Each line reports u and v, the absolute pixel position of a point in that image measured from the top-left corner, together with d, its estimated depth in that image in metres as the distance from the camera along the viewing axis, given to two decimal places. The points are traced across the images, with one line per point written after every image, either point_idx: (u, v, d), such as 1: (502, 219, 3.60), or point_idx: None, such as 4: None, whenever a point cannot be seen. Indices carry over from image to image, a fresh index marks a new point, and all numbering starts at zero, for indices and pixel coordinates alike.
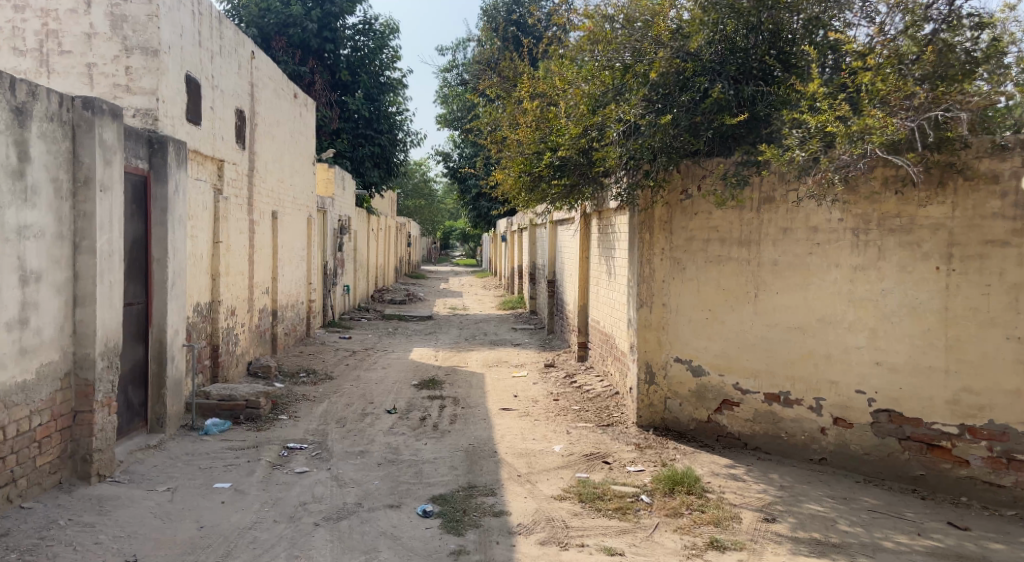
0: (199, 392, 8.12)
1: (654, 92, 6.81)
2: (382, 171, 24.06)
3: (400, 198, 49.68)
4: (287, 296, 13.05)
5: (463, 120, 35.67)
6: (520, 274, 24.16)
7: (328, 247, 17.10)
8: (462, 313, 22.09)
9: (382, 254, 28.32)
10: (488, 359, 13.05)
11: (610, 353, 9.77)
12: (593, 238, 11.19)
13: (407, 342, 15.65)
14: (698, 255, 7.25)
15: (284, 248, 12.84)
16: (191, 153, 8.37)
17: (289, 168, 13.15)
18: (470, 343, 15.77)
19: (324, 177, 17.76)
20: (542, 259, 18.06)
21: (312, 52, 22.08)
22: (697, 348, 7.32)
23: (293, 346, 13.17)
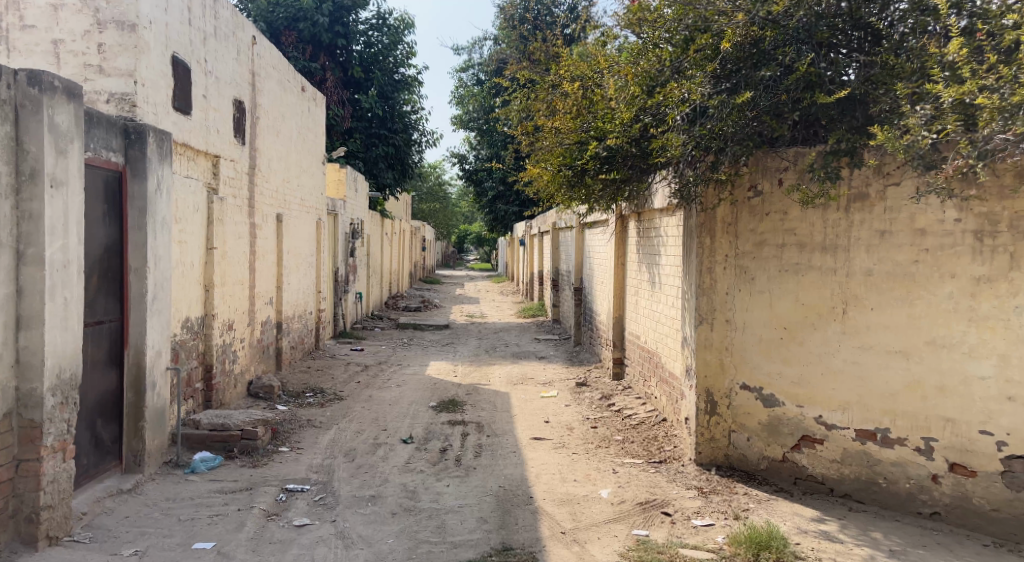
0: (187, 421, 7.02)
1: (724, 65, 5.76)
2: (396, 173, 23.03)
3: (414, 201, 48.72)
4: (294, 307, 12.02)
5: (479, 121, 34.64)
6: (541, 280, 23.07)
7: (340, 253, 16.07)
8: (480, 321, 21.02)
9: (397, 259, 27.30)
10: (512, 375, 11.97)
11: (654, 372, 8.66)
12: (631, 242, 10.11)
13: (423, 354, 14.58)
14: (771, 263, 6.16)
15: (291, 255, 11.80)
16: (178, 146, 7.30)
17: (297, 168, 12.15)
18: (491, 355, 14.68)
19: (335, 177, 16.67)
20: (567, 265, 16.97)
21: (323, 47, 21.08)
22: (770, 373, 6.21)
23: (300, 361, 12.11)
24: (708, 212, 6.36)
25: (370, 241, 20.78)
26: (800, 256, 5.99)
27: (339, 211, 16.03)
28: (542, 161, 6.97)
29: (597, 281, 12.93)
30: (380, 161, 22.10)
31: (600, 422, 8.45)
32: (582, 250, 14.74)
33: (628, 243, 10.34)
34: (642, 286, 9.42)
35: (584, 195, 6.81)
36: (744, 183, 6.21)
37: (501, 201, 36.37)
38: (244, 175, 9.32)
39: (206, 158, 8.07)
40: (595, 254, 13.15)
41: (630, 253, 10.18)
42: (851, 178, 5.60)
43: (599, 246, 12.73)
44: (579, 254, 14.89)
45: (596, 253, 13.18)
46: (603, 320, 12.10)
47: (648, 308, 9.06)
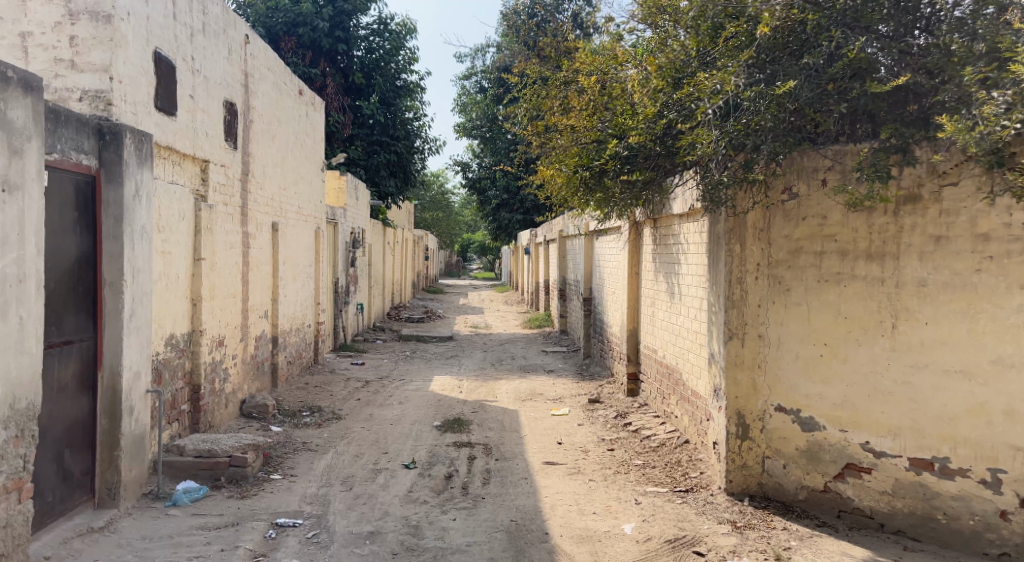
0: (171, 447, 6.45)
1: (759, 55, 5.32)
2: (399, 181, 22.51)
3: (417, 210, 48.26)
4: (291, 320, 11.47)
5: (482, 128, 34.15)
6: (547, 290, 22.53)
7: (340, 263, 15.54)
8: (485, 332, 20.47)
9: (399, 269, 26.78)
10: (520, 391, 11.42)
11: (675, 390, 8.10)
12: (647, 249, 9.57)
13: (427, 368, 14.02)
14: (809, 273, 5.64)
15: (288, 265, 11.27)
16: (162, 150, 6.74)
17: (295, 175, 11.65)
18: (497, 369, 14.13)
19: (335, 186, 16.12)
20: (575, 274, 16.42)
21: (323, 53, 20.57)
22: (809, 395, 5.66)
23: (298, 377, 11.56)
24: (737, 218, 5.84)
25: (371, 251, 20.25)
26: (842, 265, 5.47)
27: (339, 220, 15.50)
28: (557, 163, 6.43)
29: (608, 291, 12.37)
30: (382, 169, 21.58)
31: (617, 444, 7.89)
32: (591, 259, 14.18)
33: (643, 251, 9.79)
34: (659, 297, 8.86)
35: (602, 201, 6.24)
36: (778, 186, 5.69)
37: (504, 209, 35.86)
38: (237, 182, 8.79)
39: (195, 162, 7.54)
40: (606, 263, 12.60)
41: (646, 262, 9.62)
42: (901, 179, 5.11)
43: (610, 255, 12.18)
44: (588, 263, 14.34)
45: (606, 262, 12.63)
46: (615, 332, 11.54)
47: (667, 321, 8.51)
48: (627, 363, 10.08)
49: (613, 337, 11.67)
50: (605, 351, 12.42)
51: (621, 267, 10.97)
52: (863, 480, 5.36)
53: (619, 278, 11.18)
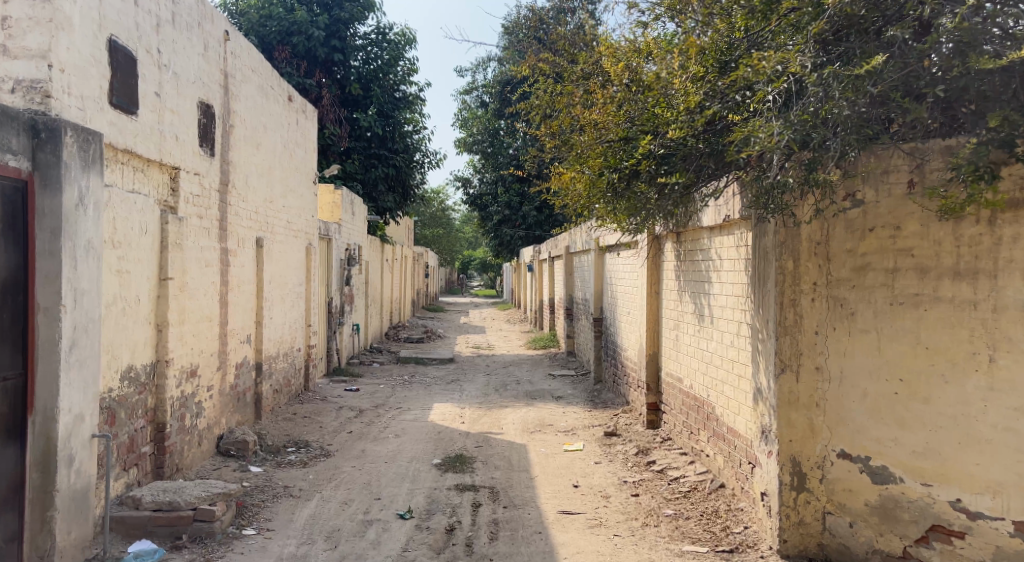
0: (126, 499, 5.57)
1: (825, 30, 4.53)
2: (398, 196, 21.67)
3: (417, 227, 47.44)
4: (278, 345, 10.58)
5: (484, 142, 33.63)
6: (552, 309, 21.64)
7: (334, 282, 14.67)
8: (487, 353, 19.59)
9: (398, 287, 25.88)
10: (528, 420, 10.53)
11: (706, 425, 7.22)
12: (669, 266, 8.69)
13: (426, 394, 13.12)
14: (878, 293, 4.80)
15: (275, 284, 10.40)
16: (121, 154, 5.84)
17: (284, 187, 10.80)
18: (501, 394, 13.23)
19: (329, 200, 15.23)
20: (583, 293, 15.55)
21: (319, 63, 19.75)
22: (881, 440, 4.80)
23: (286, 407, 10.65)
24: (788, 229, 5.01)
25: (368, 269, 19.38)
26: (921, 285, 4.64)
27: (333, 237, 14.63)
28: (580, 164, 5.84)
29: (621, 311, 11.47)
30: (380, 184, 20.74)
31: (642, 488, 6.99)
32: (602, 277, 13.31)
33: (664, 268, 8.91)
34: (685, 321, 7.97)
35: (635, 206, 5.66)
36: (837, 191, 4.86)
37: (506, 225, 35.03)
38: (216, 193, 7.92)
39: (164, 169, 6.65)
40: (619, 280, 11.71)
41: (668, 279, 8.74)
42: (1001, 181, 4.33)
43: (624, 271, 11.32)
44: (598, 280, 13.46)
45: (620, 280, 11.75)
46: (631, 356, 10.66)
47: (695, 347, 7.61)
48: (646, 391, 9.18)
49: (629, 361, 10.78)
50: (619, 375, 11.54)
51: (638, 285, 10.08)
52: (951, 545, 4.54)
53: (636, 297, 10.28)
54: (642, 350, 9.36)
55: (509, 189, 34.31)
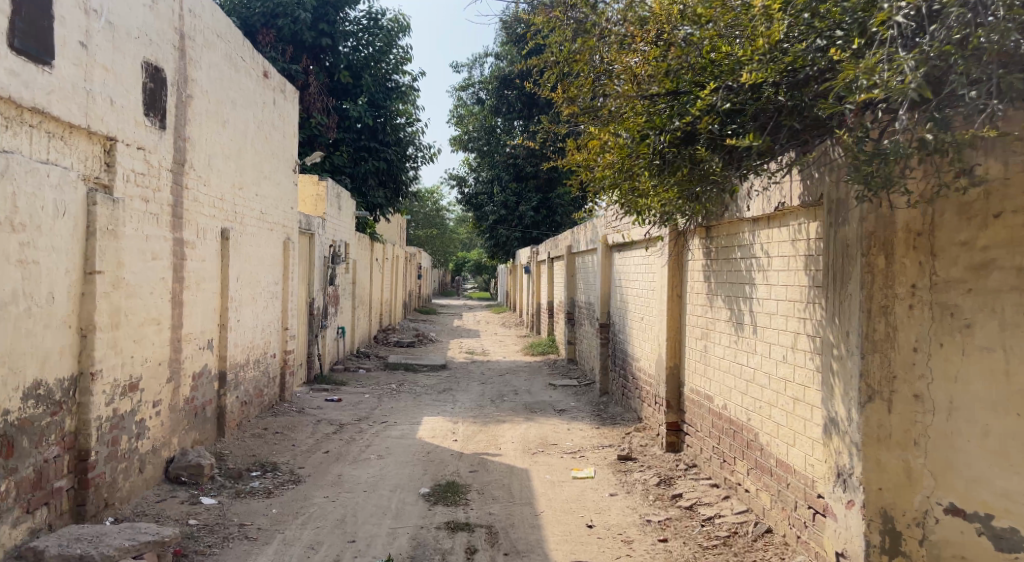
0: (27, 550, 4.47)
1: None
2: (389, 192, 20.48)
3: (410, 227, 46.29)
4: (248, 351, 9.43)
5: (479, 140, 32.83)
6: (550, 313, 20.50)
7: (316, 281, 13.50)
8: (482, 360, 18.40)
9: (388, 288, 24.73)
10: (529, 439, 9.37)
11: (746, 456, 6.09)
12: (694, 266, 7.59)
13: (415, 406, 11.96)
14: (1004, 300, 4.01)
15: (245, 283, 9.24)
16: (31, 113, 4.75)
17: (258, 174, 9.70)
18: (499, 406, 12.08)
19: (312, 193, 14.19)
20: (587, 296, 14.43)
21: (305, 49, 18.53)
22: (1000, 484, 4.03)
23: (256, 422, 9.49)
24: (882, 216, 4.23)
25: (356, 267, 18.18)
26: None
27: (316, 232, 13.47)
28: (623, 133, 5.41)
29: (633, 316, 10.33)
30: (369, 178, 19.56)
31: (671, 531, 5.86)
32: (610, 278, 12.16)
33: (689, 267, 7.82)
34: (719, 330, 6.83)
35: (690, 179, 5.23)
36: (956, 163, 3.91)
37: (502, 226, 33.74)
38: (170, 172, 6.76)
39: (94, 138, 5.46)
40: (630, 282, 10.60)
41: (695, 281, 7.61)
42: None
43: (637, 273, 10.19)
44: (606, 282, 12.32)
45: (630, 282, 10.65)
46: (646, 368, 9.51)
47: (731, 361, 6.48)
48: (666, 409, 8.07)
49: (643, 374, 9.63)
50: (631, 388, 10.38)
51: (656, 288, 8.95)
52: None
53: (653, 302, 9.14)
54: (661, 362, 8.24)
55: (505, 188, 33.19)
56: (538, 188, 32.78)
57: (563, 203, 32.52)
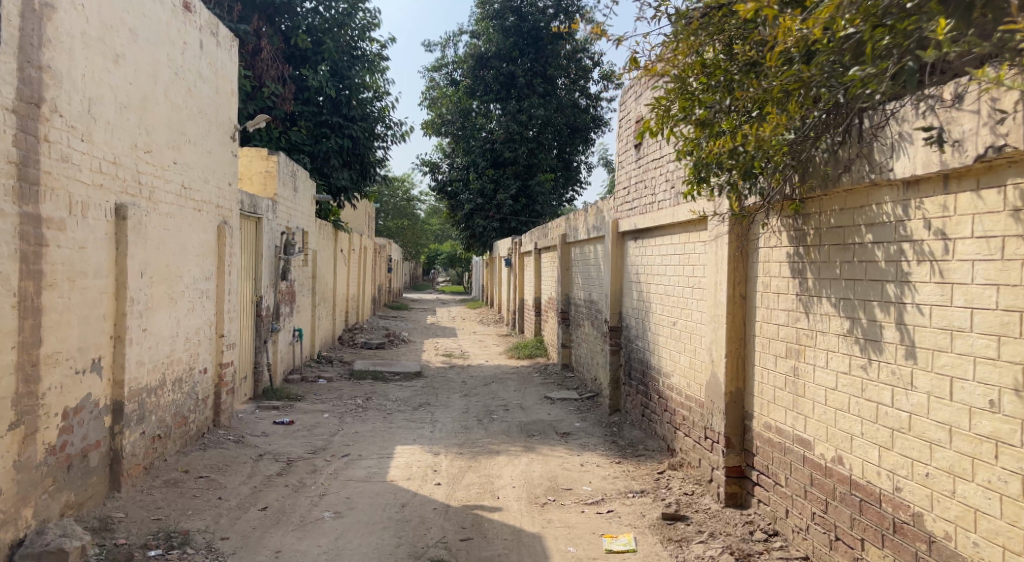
0: None
1: None
2: (355, 174, 18.22)
3: (379, 218, 44.04)
4: (164, 367, 7.20)
5: (454, 124, 31.18)
6: (537, 311, 18.45)
7: (264, 276, 11.27)
8: (461, 365, 16.27)
9: (355, 283, 22.53)
10: (533, 481, 7.25)
11: (890, 546, 4.03)
12: (773, 261, 5.58)
13: (385, 430, 9.79)
14: None
15: (160, 277, 6.99)
16: None
17: (181, 136, 7.50)
18: (489, 428, 10.02)
19: (262, 170, 12.02)
20: (589, 292, 12.43)
21: (257, 7, 16.15)
22: None
23: (174, 462, 7.25)
24: None
25: (315, 259, 15.91)
26: None
27: (265, 217, 11.23)
28: None
29: (663, 319, 8.25)
30: (332, 157, 17.26)
31: None
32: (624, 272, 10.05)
33: (760, 257, 5.79)
34: (826, 349, 4.77)
35: None
36: None
37: (478, 215, 31.44)
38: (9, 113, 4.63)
39: None
40: (657, 276, 8.50)
41: (774, 276, 5.55)
42: None
43: (667, 265, 8.08)
44: (618, 277, 10.21)
45: (653, 273, 8.70)
46: (686, 389, 7.43)
47: (856, 397, 4.37)
48: (726, 450, 6.02)
49: (682, 397, 7.55)
50: (661, 410, 8.30)
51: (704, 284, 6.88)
52: None
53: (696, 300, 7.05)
54: (717, 383, 6.19)
55: (481, 175, 30.85)
56: (517, 176, 30.64)
57: (544, 192, 30.45)
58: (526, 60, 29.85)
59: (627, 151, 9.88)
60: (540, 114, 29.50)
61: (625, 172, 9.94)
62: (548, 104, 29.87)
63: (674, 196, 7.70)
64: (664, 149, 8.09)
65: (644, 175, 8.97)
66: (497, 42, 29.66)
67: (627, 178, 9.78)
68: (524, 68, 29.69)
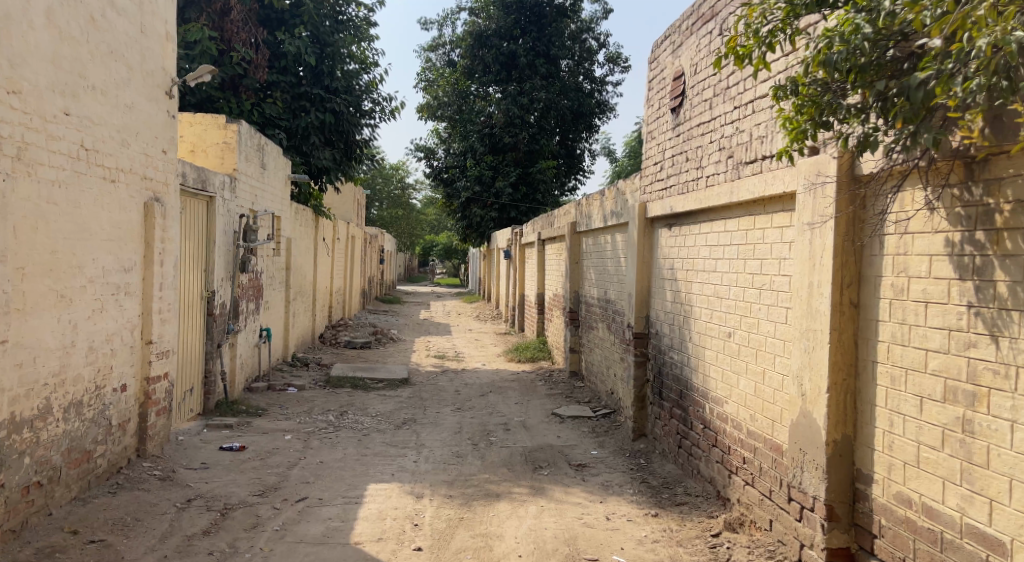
0: None
1: None
2: (338, 153, 16.42)
3: (374, 206, 42.21)
4: (50, 390, 5.41)
5: (451, 107, 28.90)
6: (541, 308, 16.59)
7: (216, 266, 9.49)
8: (455, 370, 14.43)
9: (341, 275, 20.69)
10: (546, 548, 5.44)
11: None
12: (916, 256, 3.86)
13: (359, 459, 7.96)
14: None
15: (40, 267, 5.25)
16: None
17: (79, 80, 5.65)
18: (486, 456, 8.21)
19: (220, 142, 10.24)
20: (604, 290, 10.60)
21: None
22: None
23: (61, 518, 5.49)
24: None
25: (288, 247, 14.06)
26: None
27: (218, 197, 9.46)
28: None
29: (712, 327, 6.41)
30: (311, 134, 15.55)
31: None
32: (655, 266, 8.21)
33: (883, 248, 4.07)
34: None
35: None
36: None
37: (475, 205, 29.33)
38: None
39: None
40: (703, 271, 6.69)
41: (917, 279, 3.84)
42: None
43: (723, 257, 6.25)
44: (645, 272, 8.38)
45: (695, 266, 6.92)
46: (749, 425, 5.63)
47: None
48: (827, 524, 4.25)
49: (743, 434, 5.73)
50: (707, 446, 6.49)
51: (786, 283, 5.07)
52: None
53: (776, 305, 5.23)
54: (809, 425, 4.41)
55: (479, 162, 28.89)
56: (517, 163, 28.81)
57: (545, 180, 28.53)
58: (528, 39, 28.18)
59: (660, 117, 8.02)
60: (542, 97, 27.77)
61: (657, 144, 8.07)
62: (551, 86, 28.21)
63: (737, 168, 5.87)
64: (717, 108, 6.28)
65: (685, 145, 7.12)
66: (498, 19, 27.81)
67: (662, 150, 7.89)
68: (526, 47, 27.90)
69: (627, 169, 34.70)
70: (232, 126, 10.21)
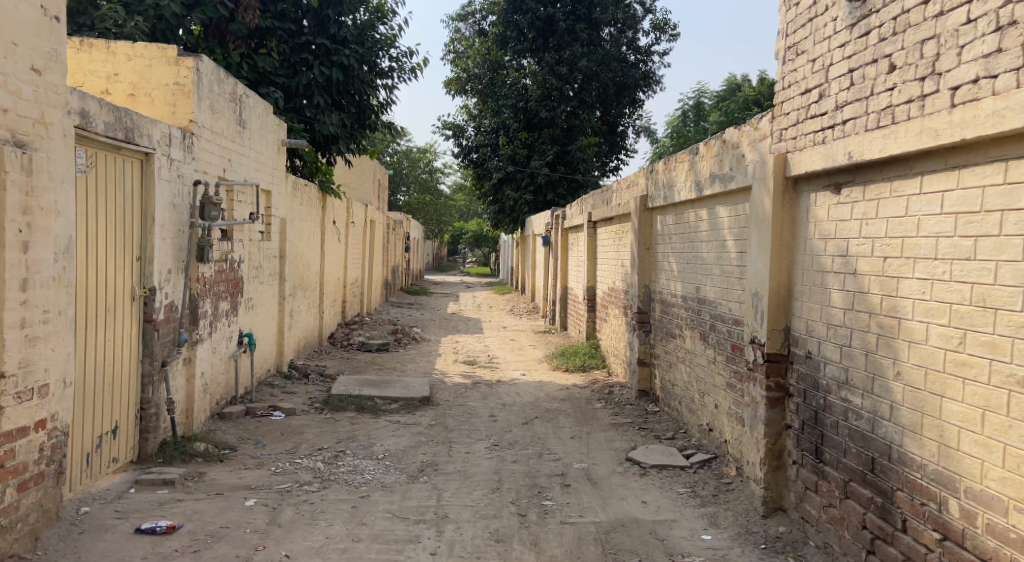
0: None
1: None
2: (348, 118, 13.77)
3: (400, 192, 39.51)
4: None
5: (483, 80, 26.54)
6: (593, 306, 13.64)
7: (157, 255, 6.77)
8: (489, 382, 11.58)
9: (356, 266, 17.96)
10: None
11: None
12: None
13: (346, 548, 5.21)
14: None
15: None
16: None
17: None
18: (542, 540, 5.44)
19: (167, 84, 7.52)
20: (697, 284, 7.74)
21: None
22: None
23: None
24: None
25: (284, 231, 11.32)
26: None
27: (161, 154, 6.80)
28: None
29: (973, 361, 3.64)
30: (315, 94, 12.92)
31: None
32: (804, 251, 5.29)
33: None
34: None
35: None
36: None
37: (509, 186, 26.41)
38: None
39: None
40: (935, 258, 3.88)
41: None
42: None
43: (1003, 232, 3.53)
44: (783, 261, 5.48)
45: (912, 247, 4.05)
46: None
47: None
48: None
49: None
50: None
51: None
52: None
53: None
54: None
55: (512, 139, 25.92)
56: (554, 140, 25.91)
57: (586, 158, 25.42)
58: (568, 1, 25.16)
59: (816, 16, 5.08)
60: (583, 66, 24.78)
61: (810, 61, 5.14)
62: (592, 54, 25.06)
63: None
64: None
65: (883, 46, 4.28)
66: None
67: (824, 67, 4.96)
68: (565, 9, 24.86)
69: (669, 150, 31.48)
70: (186, 61, 7.50)
